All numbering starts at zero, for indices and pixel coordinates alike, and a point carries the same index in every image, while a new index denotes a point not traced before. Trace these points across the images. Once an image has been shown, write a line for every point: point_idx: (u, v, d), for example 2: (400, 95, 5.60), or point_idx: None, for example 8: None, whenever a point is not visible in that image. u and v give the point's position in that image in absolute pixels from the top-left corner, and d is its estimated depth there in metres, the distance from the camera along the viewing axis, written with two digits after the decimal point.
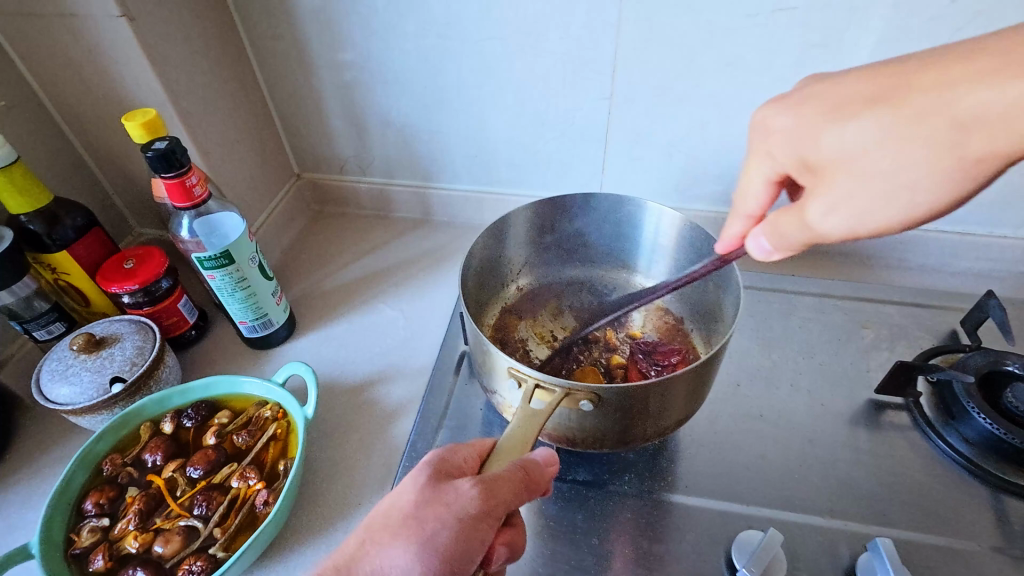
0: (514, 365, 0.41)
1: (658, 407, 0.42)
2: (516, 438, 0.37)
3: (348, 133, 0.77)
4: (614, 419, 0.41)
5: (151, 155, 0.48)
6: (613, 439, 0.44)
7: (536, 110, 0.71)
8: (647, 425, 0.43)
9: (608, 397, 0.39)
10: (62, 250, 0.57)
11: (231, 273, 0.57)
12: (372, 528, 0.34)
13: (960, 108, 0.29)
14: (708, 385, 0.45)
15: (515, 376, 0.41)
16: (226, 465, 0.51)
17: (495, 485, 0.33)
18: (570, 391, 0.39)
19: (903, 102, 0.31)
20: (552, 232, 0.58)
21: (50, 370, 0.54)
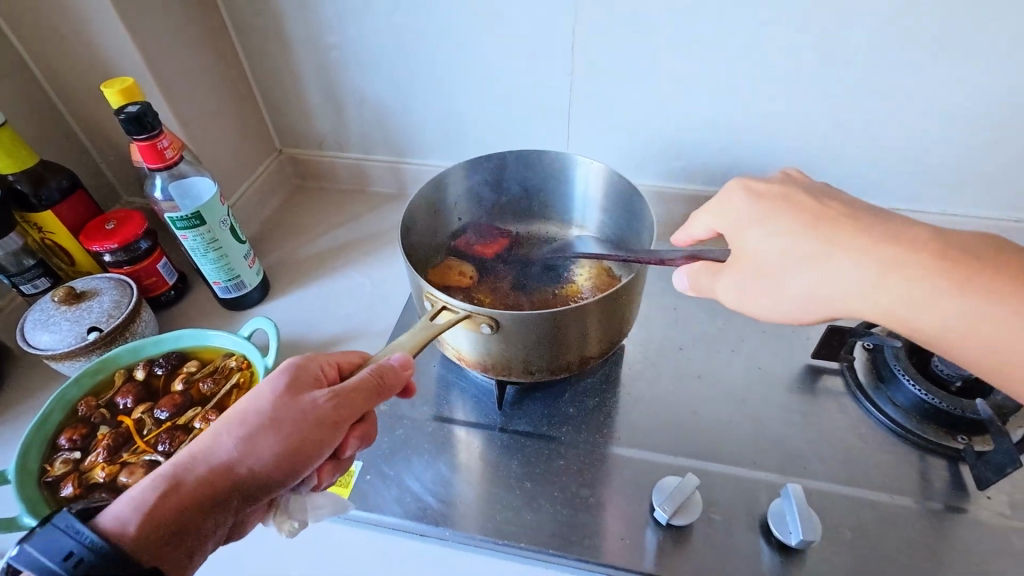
0: (430, 290, 0.45)
1: (565, 341, 0.46)
2: (406, 343, 0.42)
3: (326, 109, 0.81)
4: (515, 347, 0.46)
5: (123, 118, 0.52)
6: (519, 369, 0.48)
7: (502, 87, 0.73)
8: (553, 359, 0.48)
9: (507, 325, 0.44)
10: (47, 209, 0.61)
11: (203, 233, 0.61)
12: (231, 423, 0.36)
13: (786, 262, 0.38)
14: (624, 325, 0.50)
15: (429, 300, 0.46)
16: (191, 409, 0.55)
17: (351, 396, 0.38)
18: (470, 314, 0.44)
19: (763, 250, 0.39)
20: (492, 184, 0.61)
21: (33, 320, 0.58)
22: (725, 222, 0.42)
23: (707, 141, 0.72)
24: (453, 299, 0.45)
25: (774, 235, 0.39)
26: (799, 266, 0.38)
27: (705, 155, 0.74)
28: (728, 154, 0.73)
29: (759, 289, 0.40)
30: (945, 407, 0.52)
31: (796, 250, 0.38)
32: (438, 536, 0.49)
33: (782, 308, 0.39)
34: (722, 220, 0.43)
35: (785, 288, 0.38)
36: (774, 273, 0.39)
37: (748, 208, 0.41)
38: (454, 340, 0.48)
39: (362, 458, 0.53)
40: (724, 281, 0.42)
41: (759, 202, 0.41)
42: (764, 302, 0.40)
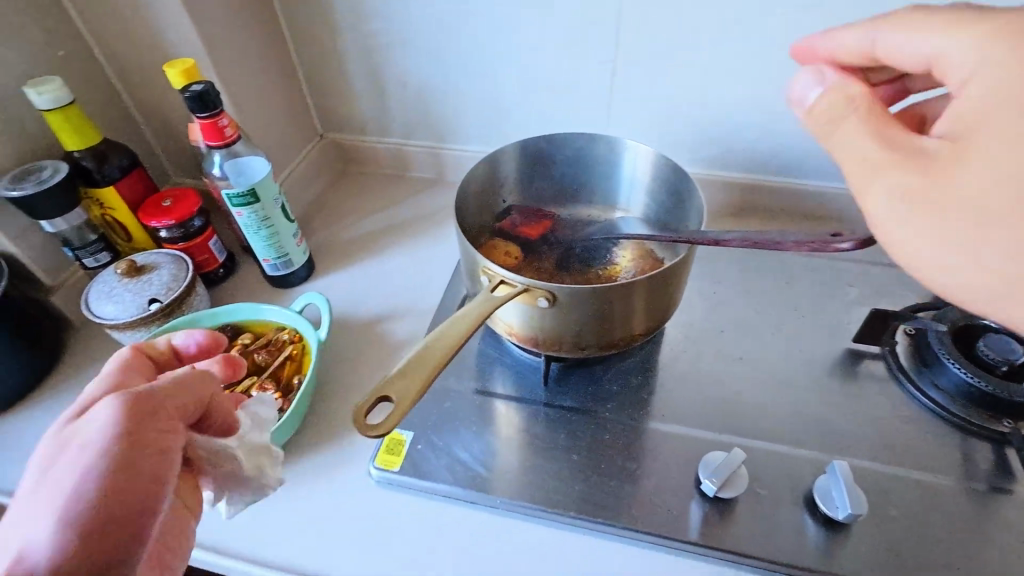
0: (487, 265, 0.47)
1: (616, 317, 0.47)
2: (471, 314, 0.43)
3: (369, 94, 0.82)
4: (569, 322, 0.47)
5: (188, 96, 0.54)
6: (570, 344, 0.50)
7: (544, 72, 0.74)
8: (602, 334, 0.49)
9: (564, 298, 0.45)
10: (109, 186, 0.64)
11: (257, 211, 0.63)
12: (48, 494, 0.30)
13: (1000, 207, 0.32)
14: (670, 305, 0.51)
15: (487, 276, 0.47)
16: (247, 378, 0.57)
17: (162, 404, 0.34)
18: (528, 287, 0.45)
19: (970, 185, 0.33)
20: (542, 165, 0.62)
21: (97, 291, 0.61)
22: (943, 133, 0.35)
23: (748, 128, 0.73)
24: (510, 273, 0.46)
25: (994, 169, 0.33)
26: (1011, 215, 0.32)
27: (745, 141, 0.74)
28: (769, 141, 0.73)
29: (940, 230, 0.35)
30: (991, 390, 0.52)
31: (1021, 196, 0.32)
32: (488, 504, 0.50)
33: (956, 255, 0.35)
34: (842, 129, 0.39)
35: (977, 232, 0.33)
36: (969, 217, 0.33)
37: (969, 127, 0.34)
38: (507, 315, 0.49)
39: (412, 429, 0.55)
40: (902, 216, 0.36)
41: (992, 116, 0.33)
42: (946, 248, 0.35)
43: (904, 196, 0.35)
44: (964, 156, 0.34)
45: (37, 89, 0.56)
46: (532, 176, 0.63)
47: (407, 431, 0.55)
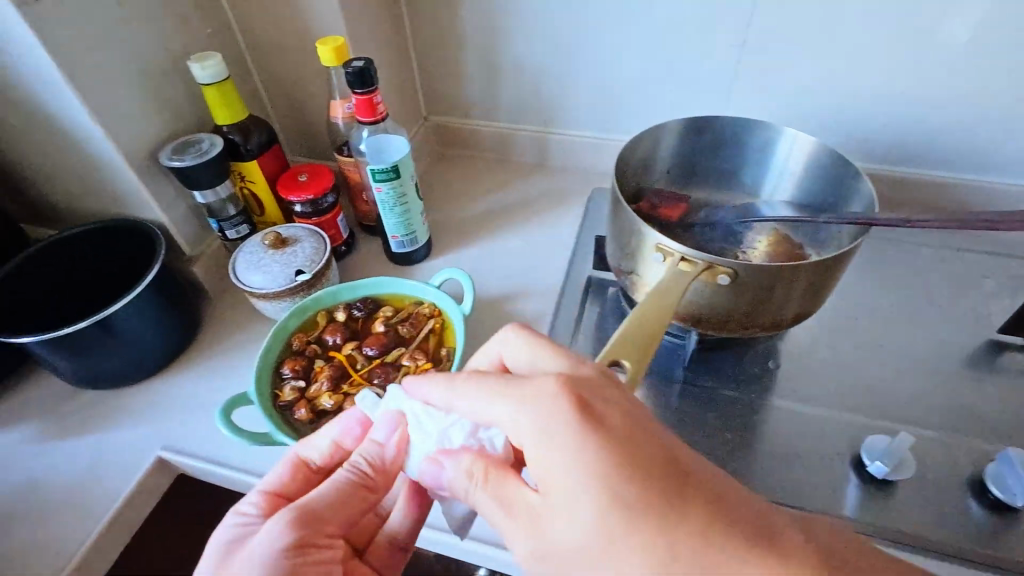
0: (661, 241, 0.48)
1: (783, 297, 0.48)
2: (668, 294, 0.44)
3: (480, 76, 0.83)
4: (741, 300, 0.48)
5: (350, 71, 0.55)
6: (735, 322, 0.50)
7: (666, 56, 0.74)
8: (769, 313, 0.49)
9: (743, 275, 0.45)
10: (252, 160, 0.65)
11: (396, 187, 0.64)
12: None
13: None
14: (829, 291, 0.51)
15: (661, 251, 0.48)
16: (395, 349, 0.59)
17: (323, 516, 0.40)
18: (711, 263, 0.45)
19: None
20: (692, 147, 0.59)
21: (245, 261, 0.63)
22: (553, 497, 0.34)
23: (876, 117, 0.72)
24: (688, 250, 0.47)
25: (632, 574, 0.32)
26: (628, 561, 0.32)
27: (870, 130, 0.73)
28: (896, 130, 0.72)
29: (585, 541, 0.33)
30: None
31: None
32: None
33: None
34: (542, 442, 0.35)
35: None
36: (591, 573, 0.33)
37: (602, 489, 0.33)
38: None
39: None
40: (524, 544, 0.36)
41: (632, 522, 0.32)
42: None
43: (507, 485, 0.37)
44: (547, 506, 0.35)
45: (201, 64, 0.58)
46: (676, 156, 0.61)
47: None
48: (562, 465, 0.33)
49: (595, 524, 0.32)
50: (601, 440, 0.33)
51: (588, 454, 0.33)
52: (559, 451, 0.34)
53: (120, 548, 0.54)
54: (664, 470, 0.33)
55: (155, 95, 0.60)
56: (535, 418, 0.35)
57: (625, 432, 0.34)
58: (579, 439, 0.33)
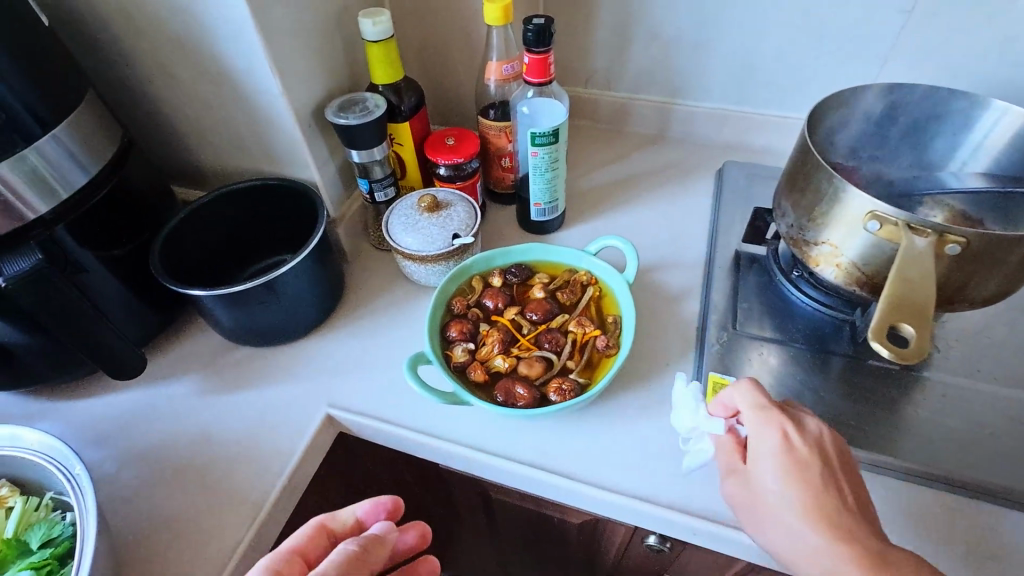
0: (878, 209, 0.46)
1: (1003, 271, 0.45)
2: (911, 273, 0.43)
3: (611, 43, 0.80)
4: (961, 275, 0.45)
5: (531, 29, 0.54)
6: (943, 298, 0.47)
7: (821, 22, 0.70)
8: (982, 288, 0.46)
9: (972, 246, 0.43)
10: (405, 122, 0.65)
11: (552, 151, 0.63)
12: None
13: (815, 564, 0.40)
14: None
15: (875, 219, 0.46)
16: (559, 315, 0.58)
17: None
18: (944, 233, 0.43)
19: (779, 533, 0.42)
20: (882, 115, 0.57)
21: (400, 224, 0.62)
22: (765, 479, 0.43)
23: None
24: (910, 217, 0.45)
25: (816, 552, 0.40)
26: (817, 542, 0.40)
27: None
28: None
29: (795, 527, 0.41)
30: None
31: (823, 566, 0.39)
32: None
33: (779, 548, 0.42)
34: (772, 460, 0.43)
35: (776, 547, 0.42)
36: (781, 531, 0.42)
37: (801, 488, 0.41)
38: (881, 263, 0.48)
39: (734, 374, 0.56)
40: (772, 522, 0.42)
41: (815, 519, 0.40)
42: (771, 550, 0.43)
43: (761, 476, 0.43)
44: (767, 494, 0.43)
45: (372, 20, 0.57)
46: (863, 127, 0.58)
47: (729, 375, 0.55)
48: (766, 476, 0.43)
49: (811, 537, 0.40)
50: (793, 458, 0.42)
51: (783, 467, 0.42)
52: (762, 457, 0.43)
53: (293, 502, 0.54)
54: (834, 496, 0.41)
55: (318, 50, 0.59)
56: (771, 435, 0.43)
57: (809, 456, 0.42)
58: (777, 454, 0.43)
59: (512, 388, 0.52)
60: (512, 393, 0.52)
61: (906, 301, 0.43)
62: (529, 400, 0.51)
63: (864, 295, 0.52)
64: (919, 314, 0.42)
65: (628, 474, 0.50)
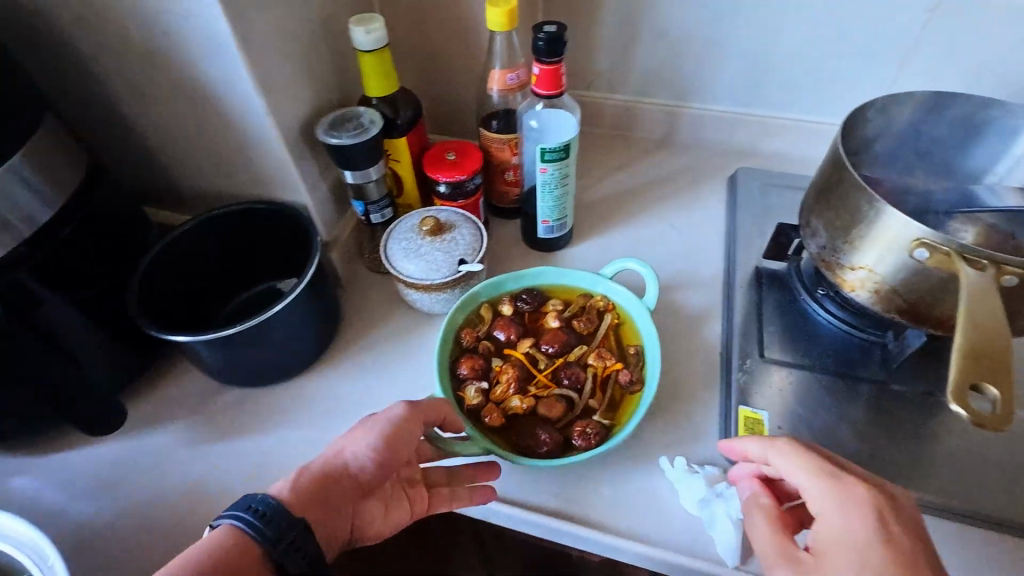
0: (924, 236, 0.43)
1: None
2: (976, 310, 0.38)
3: (614, 44, 0.76)
4: (1012, 306, 0.42)
5: (542, 37, 0.49)
6: None
7: (839, 22, 0.66)
8: None
9: None
10: (401, 137, 0.60)
11: (562, 167, 0.58)
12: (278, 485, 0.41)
13: None
14: None
15: (922, 247, 0.43)
16: (576, 346, 0.54)
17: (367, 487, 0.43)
18: (1001, 264, 0.40)
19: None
20: (924, 122, 0.54)
21: (401, 249, 0.58)
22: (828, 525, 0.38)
23: None
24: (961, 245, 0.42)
25: None
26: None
27: None
28: None
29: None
30: None
31: None
32: None
33: None
34: (818, 492, 0.39)
35: None
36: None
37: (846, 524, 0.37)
38: (926, 290, 0.45)
39: (766, 408, 0.52)
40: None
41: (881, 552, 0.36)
42: None
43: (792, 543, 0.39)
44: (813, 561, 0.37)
45: (365, 27, 0.52)
46: (898, 137, 0.56)
47: (760, 409, 0.52)
48: (827, 527, 0.38)
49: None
50: (843, 492, 0.38)
51: (836, 505, 0.38)
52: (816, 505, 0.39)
53: None
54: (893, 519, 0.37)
55: (305, 62, 0.54)
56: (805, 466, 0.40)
57: (859, 488, 0.39)
58: (816, 479, 0.39)
59: (534, 434, 0.49)
60: (534, 440, 0.48)
61: (978, 348, 0.37)
62: (552, 446, 0.48)
63: (901, 322, 0.49)
64: (994, 366, 0.36)
65: (658, 521, 0.47)
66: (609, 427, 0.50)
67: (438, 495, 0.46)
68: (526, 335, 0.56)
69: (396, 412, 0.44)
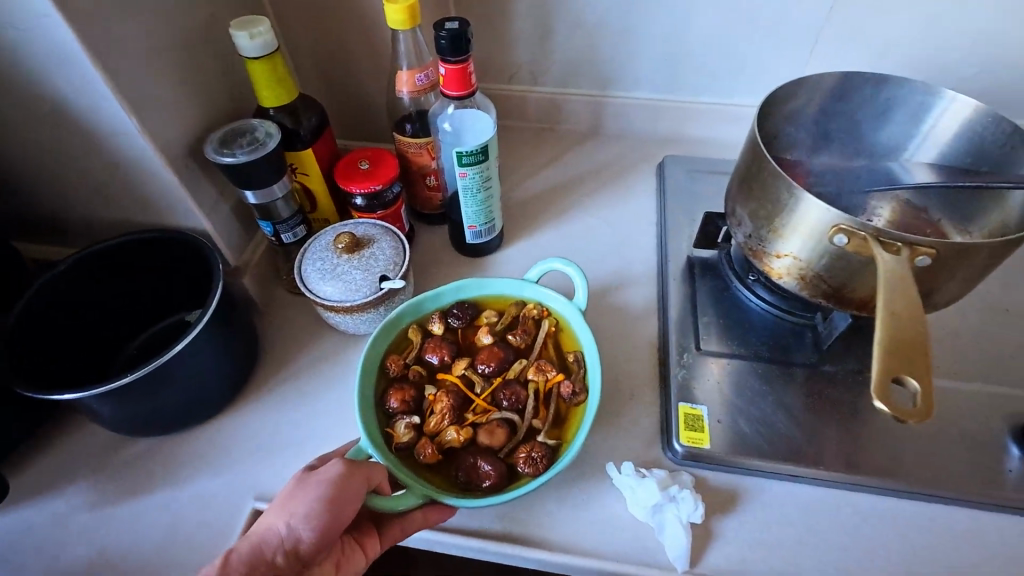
0: (842, 221, 0.43)
1: (967, 272, 0.43)
2: (892, 294, 0.38)
3: (531, 36, 0.73)
4: (924, 284, 0.43)
5: (444, 35, 0.46)
6: None
7: (749, 5, 0.66)
8: (944, 291, 0.45)
9: (940, 255, 0.41)
10: (307, 149, 0.55)
11: (482, 170, 0.56)
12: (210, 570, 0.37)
13: None
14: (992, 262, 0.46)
15: (841, 233, 0.43)
16: (514, 361, 0.52)
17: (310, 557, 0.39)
18: (914, 245, 0.40)
19: None
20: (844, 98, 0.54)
21: (316, 271, 0.53)
22: None
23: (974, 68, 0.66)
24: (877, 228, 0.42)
25: None
26: None
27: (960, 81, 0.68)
28: (992, 80, 0.67)
29: None
30: None
31: None
32: (812, 478, 0.48)
33: None
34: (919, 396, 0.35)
35: None
36: None
37: None
38: (846, 274, 0.45)
39: (705, 402, 0.51)
40: None
41: None
42: None
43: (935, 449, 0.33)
44: None
45: (249, 32, 0.47)
46: (812, 119, 0.56)
47: (700, 405, 0.51)
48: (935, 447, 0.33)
49: None
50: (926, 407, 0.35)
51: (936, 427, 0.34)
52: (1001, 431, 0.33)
53: None
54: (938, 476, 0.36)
55: (183, 73, 0.48)
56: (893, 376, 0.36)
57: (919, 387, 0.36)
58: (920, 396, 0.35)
59: (475, 466, 0.46)
60: (476, 472, 0.45)
61: (900, 340, 0.37)
62: (497, 478, 0.45)
63: (824, 305, 0.49)
64: (913, 355, 0.36)
65: (608, 533, 0.45)
66: (555, 447, 0.47)
67: (387, 531, 0.43)
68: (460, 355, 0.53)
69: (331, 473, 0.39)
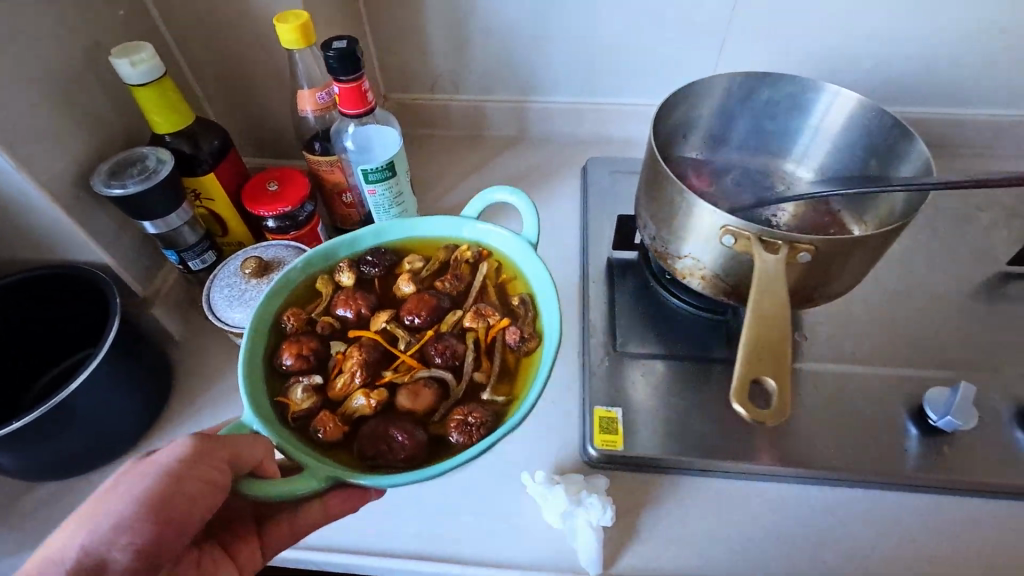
0: (729, 223, 0.44)
1: (851, 266, 0.45)
2: (761, 298, 0.40)
3: (446, 45, 0.73)
4: (810, 278, 0.45)
5: (332, 54, 0.46)
6: (802, 296, 0.46)
7: (654, 8, 0.67)
8: (834, 284, 0.46)
9: (822, 250, 0.42)
10: (208, 174, 0.54)
11: (391, 186, 0.55)
12: None
13: None
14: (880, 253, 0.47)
15: (729, 234, 0.44)
16: (448, 312, 0.52)
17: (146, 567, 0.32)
18: (794, 243, 0.41)
19: None
20: (737, 102, 0.56)
21: (224, 297, 0.52)
22: None
23: (872, 60, 0.68)
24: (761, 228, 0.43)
25: None
26: None
27: (862, 74, 0.70)
28: (891, 72, 0.69)
29: None
30: None
31: None
32: (725, 471, 0.49)
33: None
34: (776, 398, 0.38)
35: None
36: None
37: None
38: (739, 272, 0.46)
39: (620, 404, 0.52)
40: None
41: None
42: None
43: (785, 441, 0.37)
44: None
45: (130, 59, 0.46)
46: (712, 118, 0.58)
47: (615, 407, 0.52)
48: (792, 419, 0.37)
49: None
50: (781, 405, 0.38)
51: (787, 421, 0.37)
52: None
53: None
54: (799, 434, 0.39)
55: (64, 103, 0.47)
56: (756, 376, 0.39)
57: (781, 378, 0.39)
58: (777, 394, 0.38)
59: (390, 433, 0.44)
60: (389, 443, 0.43)
61: (762, 342, 0.39)
62: (414, 448, 0.43)
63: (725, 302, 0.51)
64: (774, 356, 0.38)
65: (523, 543, 0.46)
66: (496, 415, 0.46)
67: (276, 530, 0.42)
68: (375, 311, 0.52)
69: (176, 451, 0.35)
